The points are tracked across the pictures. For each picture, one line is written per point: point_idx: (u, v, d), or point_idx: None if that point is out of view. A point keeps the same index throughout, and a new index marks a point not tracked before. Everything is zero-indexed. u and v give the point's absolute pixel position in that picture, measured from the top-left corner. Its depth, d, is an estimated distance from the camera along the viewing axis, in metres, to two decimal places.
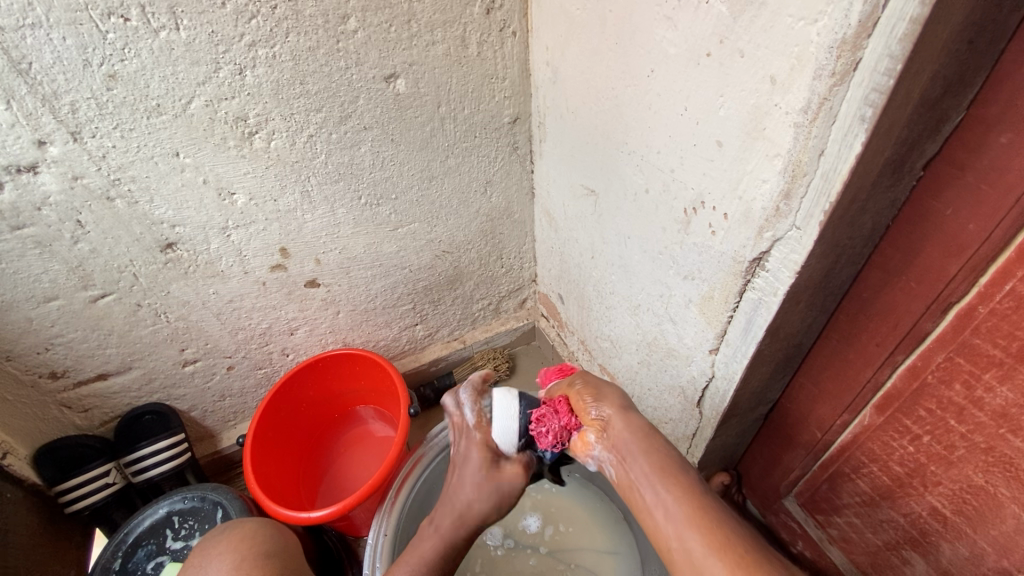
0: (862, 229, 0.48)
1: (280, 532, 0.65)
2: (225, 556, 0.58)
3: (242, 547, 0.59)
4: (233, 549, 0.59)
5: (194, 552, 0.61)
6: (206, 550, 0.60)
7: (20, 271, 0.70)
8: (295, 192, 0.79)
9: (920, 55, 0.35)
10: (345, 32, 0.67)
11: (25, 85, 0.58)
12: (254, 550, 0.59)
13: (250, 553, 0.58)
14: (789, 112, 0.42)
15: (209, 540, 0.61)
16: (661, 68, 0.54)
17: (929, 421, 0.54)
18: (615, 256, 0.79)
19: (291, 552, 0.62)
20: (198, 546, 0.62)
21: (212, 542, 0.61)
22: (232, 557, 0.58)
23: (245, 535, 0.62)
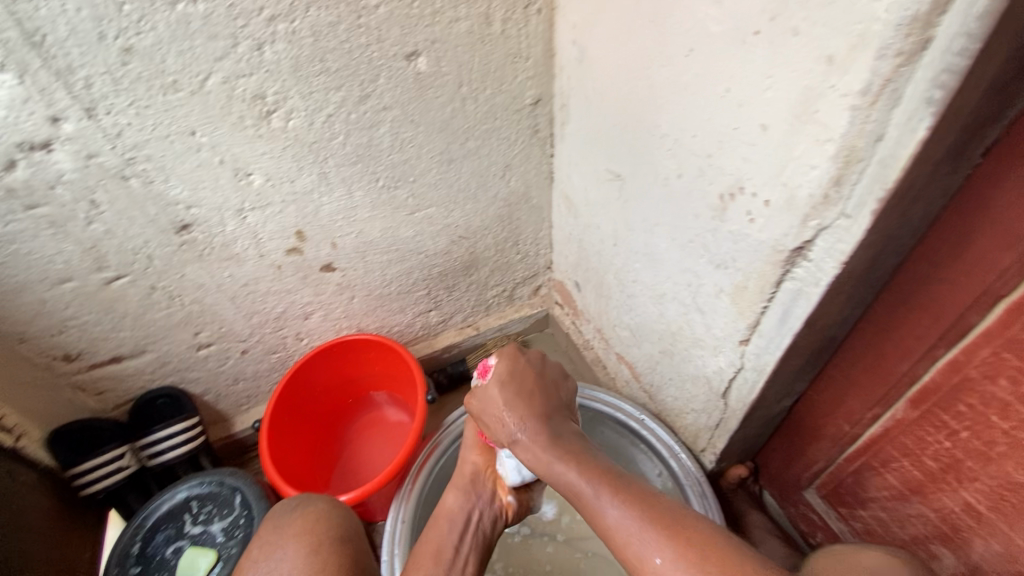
0: (913, 218, 0.47)
1: (349, 512, 0.64)
2: (301, 537, 0.57)
3: (317, 529, 0.58)
4: (307, 531, 0.58)
5: (264, 529, 0.60)
6: (280, 527, 0.59)
7: (33, 252, 0.68)
8: (313, 173, 0.77)
9: (999, 33, 0.33)
10: (367, 7, 0.65)
11: (38, 59, 0.56)
12: (327, 533, 0.58)
13: (326, 538, 0.57)
14: (846, 95, 0.40)
15: (281, 517, 0.61)
16: (703, 47, 0.52)
17: (968, 416, 0.53)
18: (640, 244, 0.77)
19: (360, 536, 0.62)
20: (268, 521, 0.61)
21: (284, 520, 0.60)
22: (307, 540, 0.57)
23: (318, 516, 0.60)
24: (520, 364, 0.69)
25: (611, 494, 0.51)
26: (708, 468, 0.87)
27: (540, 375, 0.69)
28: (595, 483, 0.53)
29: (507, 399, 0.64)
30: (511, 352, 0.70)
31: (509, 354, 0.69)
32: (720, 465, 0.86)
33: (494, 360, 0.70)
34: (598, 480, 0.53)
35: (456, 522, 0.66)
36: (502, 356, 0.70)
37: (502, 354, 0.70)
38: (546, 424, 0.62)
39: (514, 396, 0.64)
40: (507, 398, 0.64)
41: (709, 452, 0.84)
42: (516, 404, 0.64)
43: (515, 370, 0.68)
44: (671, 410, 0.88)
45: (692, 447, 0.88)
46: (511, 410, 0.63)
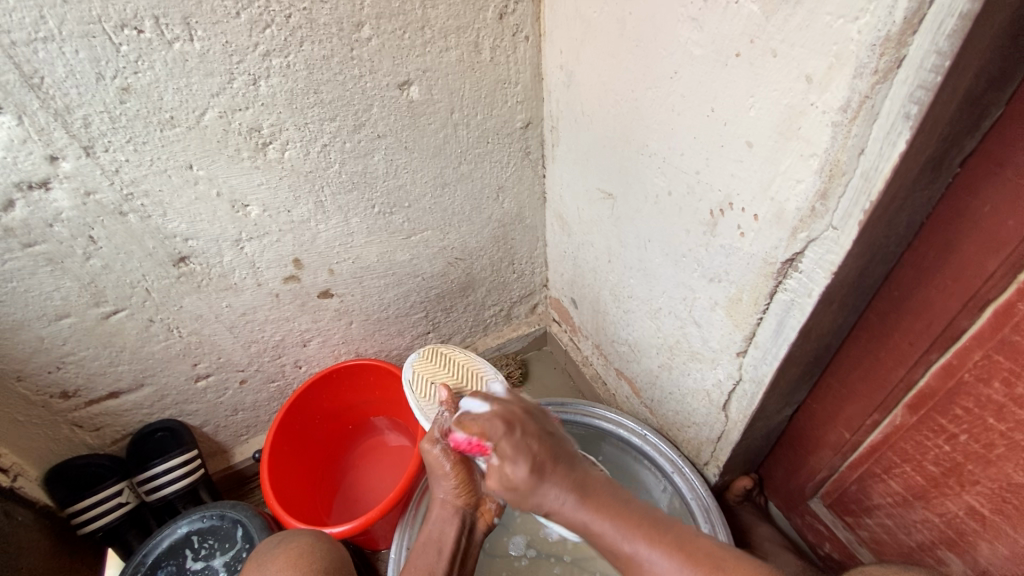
0: (898, 227, 0.48)
1: (333, 543, 0.67)
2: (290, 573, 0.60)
3: (303, 564, 0.62)
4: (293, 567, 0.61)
5: (247, 568, 0.63)
6: (264, 566, 0.62)
7: (31, 289, 0.69)
8: (309, 202, 0.78)
9: (967, 50, 0.35)
10: (359, 40, 0.67)
11: (37, 100, 0.57)
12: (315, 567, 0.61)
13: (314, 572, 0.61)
14: (826, 112, 0.42)
15: (264, 555, 0.63)
16: (686, 69, 0.54)
17: (965, 420, 0.54)
18: (634, 260, 0.78)
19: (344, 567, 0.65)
20: (253, 560, 0.64)
21: (268, 557, 0.63)
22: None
23: (302, 551, 0.63)
24: (516, 437, 0.64)
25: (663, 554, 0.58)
26: (712, 481, 0.87)
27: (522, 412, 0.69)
28: (636, 538, 0.60)
29: (513, 458, 0.63)
30: (502, 425, 0.65)
31: (501, 430, 0.64)
32: (725, 478, 0.86)
33: (485, 440, 0.64)
34: (633, 535, 0.60)
35: (441, 551, 0.71)
36: (472, 425, 0.65)
37: (481, 426, 0.65)
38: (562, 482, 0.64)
39: (523, 457, 0.63)
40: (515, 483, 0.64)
41: (713, 465, 0.84)
42: (534, 468, 0.63)
43: (519, 445, 0.64)
44: (673, 424, 0.89)
45: (696, 461, 0.88)
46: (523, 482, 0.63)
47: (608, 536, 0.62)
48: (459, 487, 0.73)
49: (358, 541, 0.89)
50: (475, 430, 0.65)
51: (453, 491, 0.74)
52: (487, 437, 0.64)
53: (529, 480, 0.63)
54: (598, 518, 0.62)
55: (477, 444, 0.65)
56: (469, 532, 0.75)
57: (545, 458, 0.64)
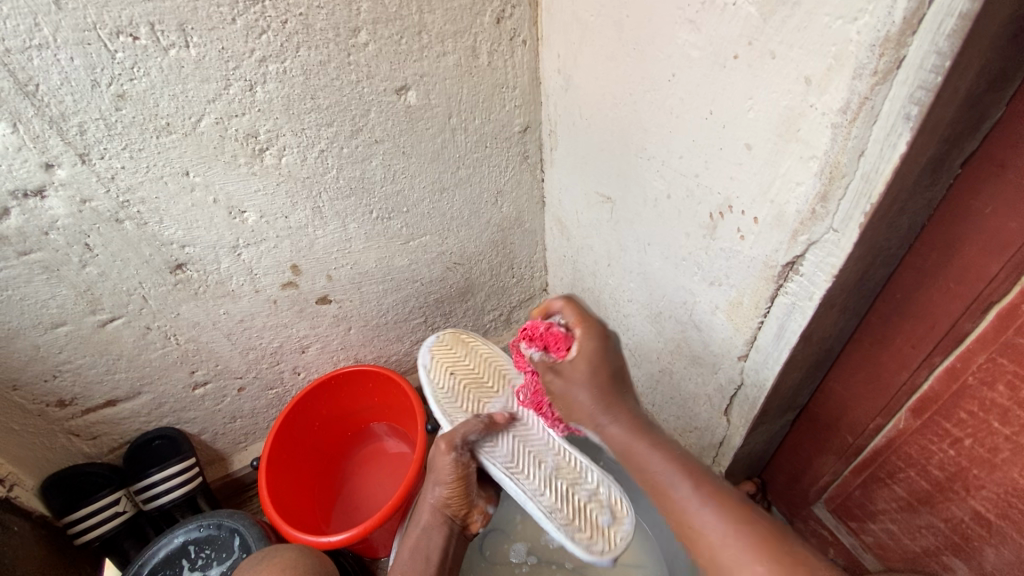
0: (900, 229, 0.47)
1: (318, 556, 0.68)
2: None
3: None
4: None
5: None
6: None
7: (26, 297, 0.68)
8: (306, 208, 0.78)
9: (968, 50, 0.34)
10: (356, 46, 0.66)
11: (32, 108, 0.57)
12: None
13: None
14: (825, 113, 0.42)
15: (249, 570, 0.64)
16: (684, 72, 0.53)
17: (970, 423, 0.53)
18: (633, 264, 0.78)
19: None
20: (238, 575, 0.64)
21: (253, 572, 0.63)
22: None
23: (285, 565, 0.64)
24: (594, 351, 0.65)
25: (710, 504, 0.54)
26: None
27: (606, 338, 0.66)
28: (685, 479, 0.57)
29: (582, 367, 0.65)
30: (597, 328, 0.66)
31: (596, 331, 0.66)
32: (727, 483, 0.85)
33: (574, 331, 0.66)
34: (684, 477, 0.57)
35: (429, 559, 0.71)
36: (574, 308, 0.68)
37: (585, 317, 0.67)
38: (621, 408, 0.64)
39: (591, 370, 0.64)
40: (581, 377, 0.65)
41: (715, 470, 0.83)
42: (601, 389, 0.64)
43: (603, 354, 0.65)
44: (674, 429, 0.88)
45: (698, 466, 0.87)
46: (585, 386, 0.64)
47: (660, 480, 0.58)
48: (454, 496, 0.74)
49: (357, 550, 0.88)
50: (573, 318, 0.67)
51: (450, 497, 0.74)
52: (580, 325, 0.66)
53: (589, 394, 0.64)
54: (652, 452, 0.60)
55: (565, 333, 0.67)
56: (457, 538, 0.75)
57: (614, 380, 0.65)
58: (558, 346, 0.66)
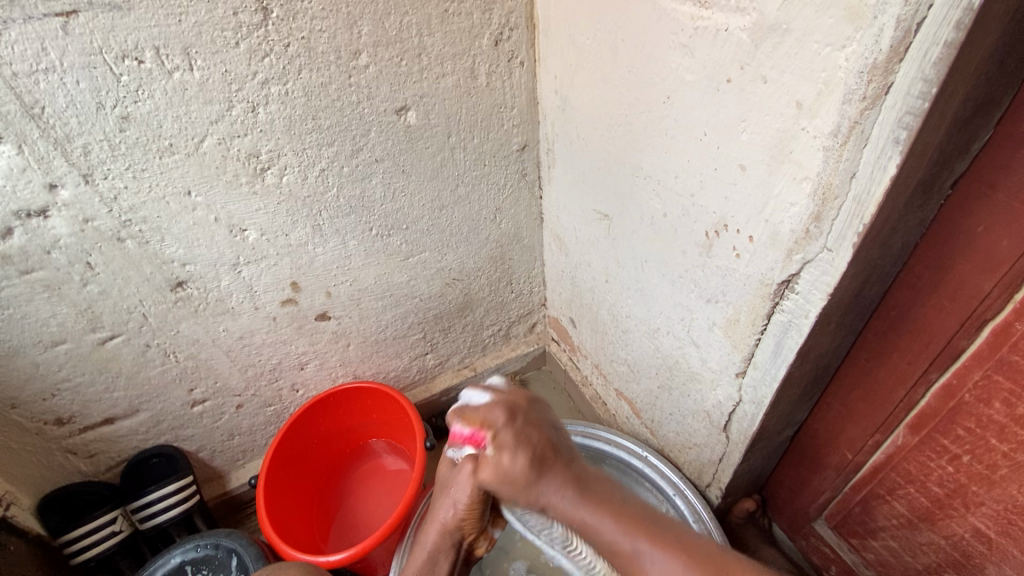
0: (893, 248, 0.48)
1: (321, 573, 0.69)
2: None
3: None
4: None
5: None
6: None
7: (27, 316, 0.68)
8: (307, 226, 0.78)
9: (954, 77, 0.35)
10: (357, 68, 0.68)
11: (37, 129, 0.57)
12: None
13: None
14: (817, 136, 0.43)
15: None
16: (678, 94, 0.54)
17: (968, 440, 0.53)
18: (631, 280, 0.79)
19: None
20: None
21: None
22: None
23: None
24: (516, 426, 0.61)
25: (663, 551, 0.52)
26: (714, 504, 0.85)
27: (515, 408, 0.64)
28: (630, 534, 0.54)
29: (511, 450, 0.59)
30: (504, 411, 0.63)
31: (503, 420, 0.62)
32: (727, 499, 0.85)
33: (484, 429, 0.61)
34: (628, 531, 0.54)
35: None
36: (470, 416, 0.63)
37: (489, 411, 0.63)
38: (560, 477, 0.59)
39: (522, 449, 0.59)
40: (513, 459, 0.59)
41: (715, 487, 0.83)
42: (530, 468, 0.59)
43: (521, 436, 0.60)
44: (674, 445, 0.88)
45: (698, 483, 0.87)
46: (521, 469, 0.58)
47: (611, 539, 0.55)
48: (468, 523, 0.70)
49: (355, 569, 0.87)
50: (476, 420, 0.63)
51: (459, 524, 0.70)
52: (487, 424, 0.62)
53: (526, 474, 0.59)
54: (593, 513, 0.56)
55: (475, 436, 0.63)
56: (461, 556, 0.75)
57: (541, 451, 0.60)
58: (478, 445, 0.63)
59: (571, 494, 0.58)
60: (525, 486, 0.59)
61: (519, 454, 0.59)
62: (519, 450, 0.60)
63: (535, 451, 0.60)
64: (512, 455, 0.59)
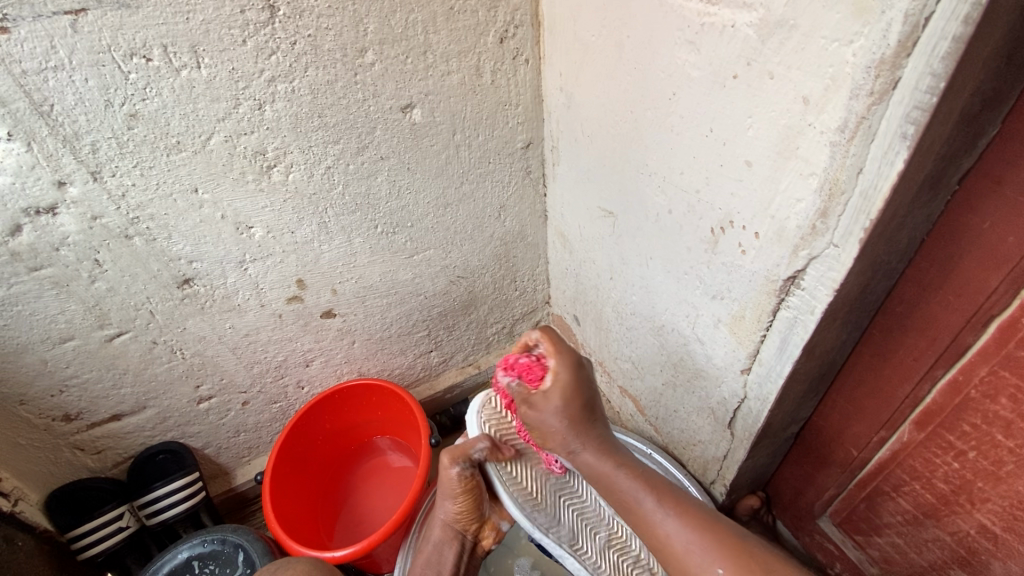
0: (899, 244, 0.48)
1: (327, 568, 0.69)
2: None
3: None
4: None
5: None
6: None
7: (35, 312, 0.69)
8: (312, 223, 0.79)
9: (961, 72, 0.35)
10: (363, 66, 0.68)
11: (46, 127, 0.58)
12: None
13: None
14: (824, 132, 0.43)
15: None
16: (684, 91, 0.55)
17: (973, 436, 0.53)
18: (636, 277, 0.79)
19: None
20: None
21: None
22: None
23: None
24: (580, 375, 0.60)
25: (675, 513, 0.57)
26: (718, 500, 0.86)
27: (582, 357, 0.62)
28: (653, 494, 0.59)
29: (563, 395, 0.60)
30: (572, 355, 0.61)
31: (570, 362, 0.60)
32: (731, 497, 0.85)
33: (549, 362, 0.60)
34: (652, 493, 0.59)
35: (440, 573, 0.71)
36: (544, 342, 0.61)
37: (557, 349, 0.60)
38: (597, 433, 0.63)
39: (574, 399, 0.60)
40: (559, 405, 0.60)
41: (719, 483, 0.83)
42: (575, 417, 0.61)
43: (581, 383, 0.60)
44: (678, 442, 0.88)
45: (702, 480, 0.87)
46: (565, 416, 0.61)
47: (631, 496, 0.60)
48: (465, 514, 0.72)
49: (360, 565, 0.87)
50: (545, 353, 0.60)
51: (455, 512, 0.72)
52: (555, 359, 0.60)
53: (569, 420, 0.61)
54: (622, 474, 0.61)
55: (536, 365, 0.60)
56: (466, 553, 0.74)
57: (589, 402, 0.62)
58: (533, 378, 0.60)
59: (600, 449, 0.63)
60: (562, 432, 0.62)
61: (571, 398, 0.60)
62: (573, 395, 0.60)
63: (584, 401, 0.61)
64: (560, 402, 0.60)
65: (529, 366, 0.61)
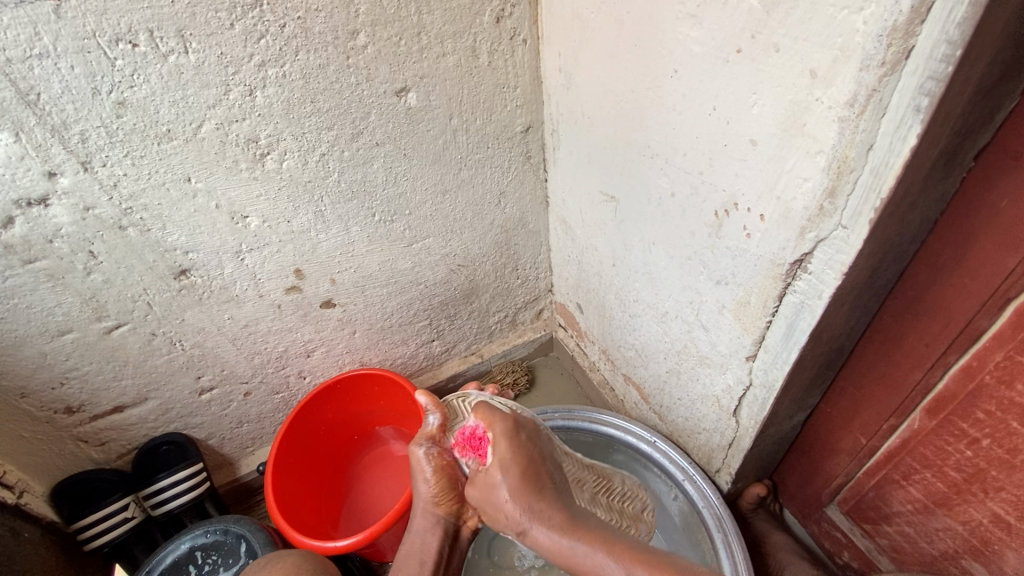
0: (911, 225, 0.46)
1: (324, 562, 0.69)
2: None
3: None
4: None
5: None
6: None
7: (32, 305, 0.68)
8: (309, 212, 0.77)
9: (979, 39, 0.33)
10: (355, 48, 0.66)
11: (33, 116, 0.57)
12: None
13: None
14: (832, 107, 0.41)
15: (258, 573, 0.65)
16: (685, 67, 0.52)
17: (987, 424, 0.52)
18: (638, 263, 0.77)
19: None
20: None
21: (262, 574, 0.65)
22: None
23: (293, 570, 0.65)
24: (521, 436, 0.60)
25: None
26: (724, 489, 0.84)
27: (514, 423, 0.61)
28: (622, 561, 0.53)
29: (504, 465, 0.58)
30: (508, 422, 0.60)
31: (508, 429, 0.60)
32: (737, 485, 0.83)
33: (489, 431, 0.60)
34: (623, 560, 0.53)
35: (423, 563, 0.67)
36: (482, 411, 0.61)
37: (492, 419, 0.60)
38: (546, 504, 0.58)
39: (517, 462, 0.58)
40: (507, 472, 0.58)
41: (725, 472, 0.82)
42: (523, 490, 0.58)
43: (521, 447, 0.60)
44: (683, 430, 0.87)
45: (707, 468, 0.86)
46: (512, 487, 0.58)
47: (599, 567, 0.54)
48: (441, 499, 0.68)
49: (364, 554, 0.88)
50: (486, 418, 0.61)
51: (432, 499, 0.68)
52: (493, 426, 0.60)
53: (517, 492, 0.57)
54: (584, 544, 0.55)
55: (479, 437, 0.61)
56: (452, 539, 0.70)
57: (536, 468, 0.59)
58: (479, 451, 0.61)
59: (551, 522, 0.57)
60: (511, 507, 0.57)
61: (517, 465, 0.58)
62: (518, 463, 0.58)
63: (532, 464, 0.59)
64: (510, 473, 0.58)
65: (479, 438, 0.61)
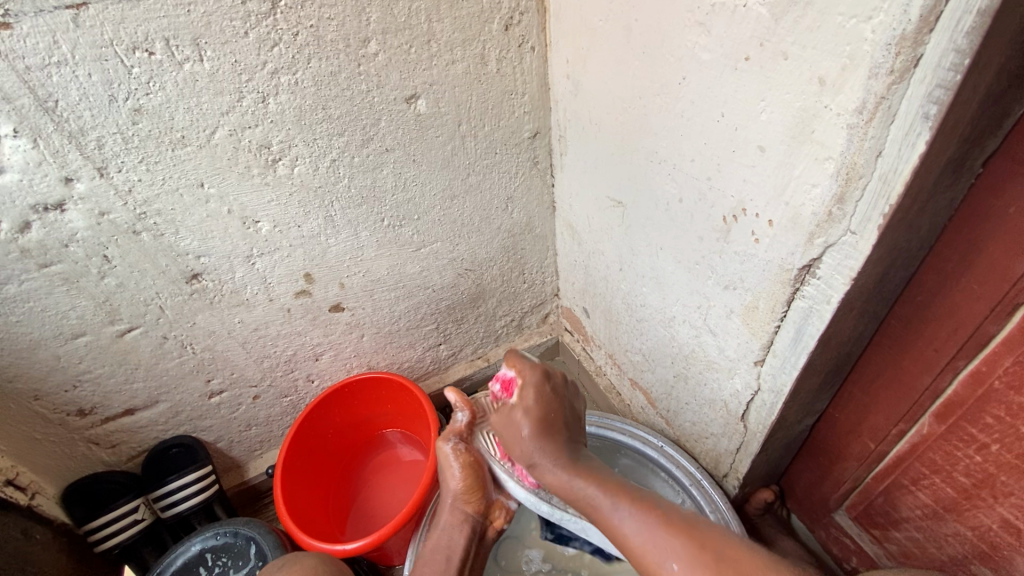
0: (920, 230, 0.46)
1: (336, 562, 0.70)
2: None
3: None
4: None
5: None
6: None
7: (47, 309, 0.69)
8: (319, 217, 0.78)
9: (987, 47, 0.33)
10: (366, 55, 0.67)
11: (52, 123, 0.58)
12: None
13: None
14: (841, 114, 0.41)
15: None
16: (694, 75, 0.53)
17: (997, 429, 0.52)
18: (646, 267, 0.77)
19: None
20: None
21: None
22: None
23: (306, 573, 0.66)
24: (546, 386, 0.67)
25: (635, 506, 0.54)
26: (731, 494, 0.84)
27: (545, 375, 0.68)
28: (612, 494, 0.56)
29: (525, 402, 0.65)
30: (538, 372, 0.68)
31: (536, 376, 0.67)
32: (744, 490, 0.83)
33: (517, 378, 0.67)
34: (614, 493, 0.56)
35: (449, 560, 0.69)
36: (516, 362, 0.69)
37: (524, 368, 0.68)
38: (558, 442, 0.63)
39: (539, 404, 0.65)
40: (529, 409, 0.64)
41: (732, 477, 0.82)
42: (538, 425, 0.64)
43: (546, 399, 0.66)
44: (690, 435, 0.87)
45: (715, 473, 0.86)
46: (528, 419, 0.64)
47: (590, 496, 0.58)
48: (468, 496, 0.70)
49: (371, 557, 0.88)
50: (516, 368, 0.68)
51: (461, 497, 0.70)
52: (522, 376, 0.67)
53: (531, 425, 0.63)
54: (583, 479, 0.59)
55: (510, 381, 0.68)
56: (478, 539, 0.71)
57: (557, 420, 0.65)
58: (508, 393, 0.68)
59: (558, 454, 0.62)
60: (524, 436, 0.63)
61: (537, 405, 0.65)
62: (539, 403, 0.65)
63: (551, 407, 0.66)
64: (531, 412, 0.64)
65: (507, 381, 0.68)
